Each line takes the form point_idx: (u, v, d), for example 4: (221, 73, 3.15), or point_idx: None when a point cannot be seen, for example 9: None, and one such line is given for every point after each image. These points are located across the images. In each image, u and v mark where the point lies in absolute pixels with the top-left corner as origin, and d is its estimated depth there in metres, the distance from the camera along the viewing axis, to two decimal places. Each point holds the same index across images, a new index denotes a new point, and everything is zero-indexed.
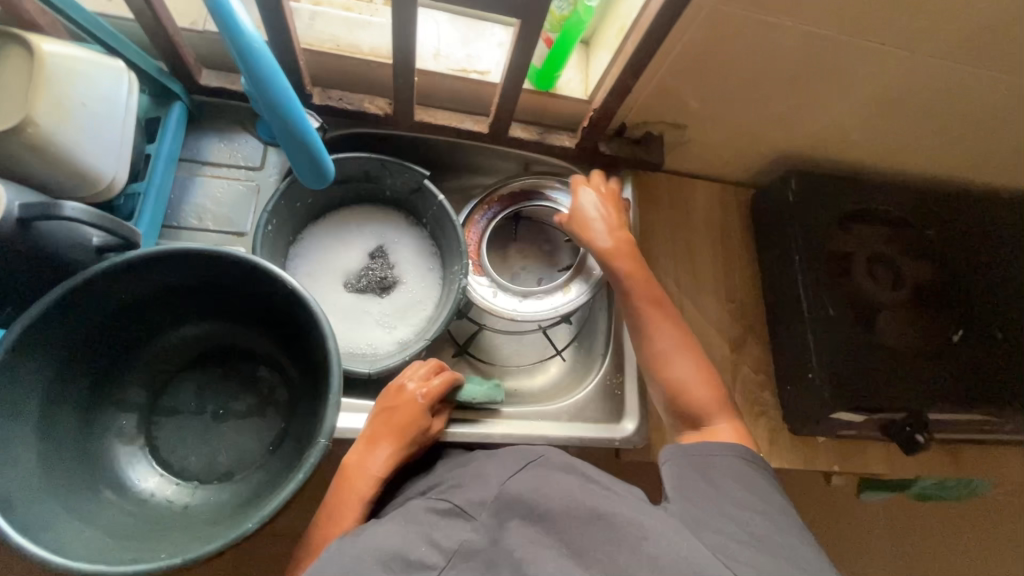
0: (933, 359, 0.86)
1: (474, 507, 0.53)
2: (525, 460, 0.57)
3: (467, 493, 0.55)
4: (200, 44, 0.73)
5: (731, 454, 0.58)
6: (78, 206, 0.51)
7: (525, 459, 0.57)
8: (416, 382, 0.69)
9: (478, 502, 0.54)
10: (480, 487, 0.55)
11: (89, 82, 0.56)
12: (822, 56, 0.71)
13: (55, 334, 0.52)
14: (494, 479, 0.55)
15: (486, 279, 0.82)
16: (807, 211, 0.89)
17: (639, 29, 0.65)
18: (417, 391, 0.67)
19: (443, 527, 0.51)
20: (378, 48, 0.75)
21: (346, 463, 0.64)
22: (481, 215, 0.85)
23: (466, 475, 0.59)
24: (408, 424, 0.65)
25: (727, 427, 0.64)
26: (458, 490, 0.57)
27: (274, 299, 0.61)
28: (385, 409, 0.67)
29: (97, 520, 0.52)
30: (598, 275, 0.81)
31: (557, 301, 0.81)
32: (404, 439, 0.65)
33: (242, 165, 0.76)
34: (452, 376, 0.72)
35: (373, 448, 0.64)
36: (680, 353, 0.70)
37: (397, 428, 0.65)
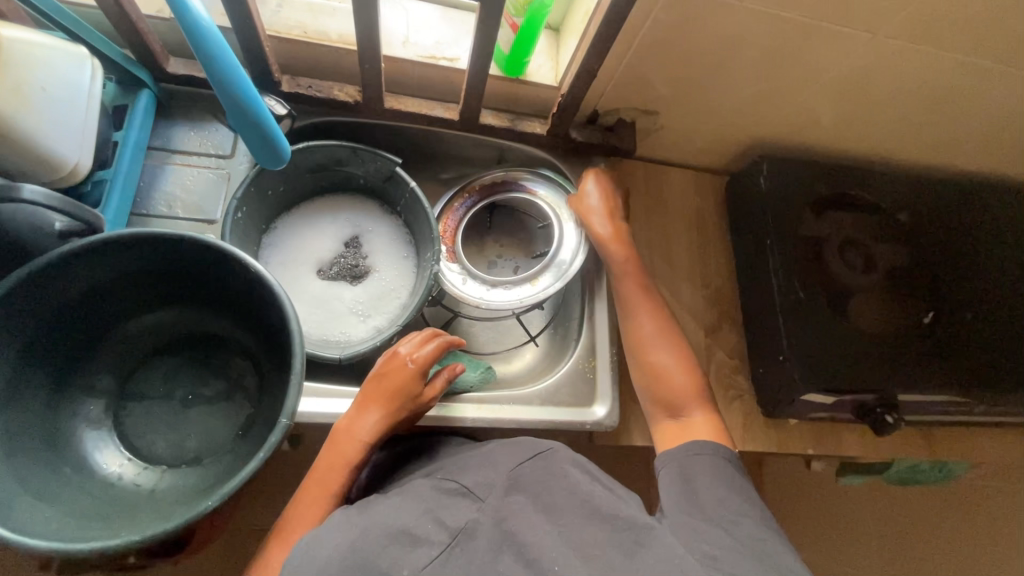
0: (905, 342, 0.86)
1: (481, 489, 0.54)
2: (536, 450, 0.57)
3: (474, 474, 0.55)
4: (167, 31, 0.74)
5: (713, 451, 0.59)
6: (37, 189, 0.51)
7: (534, 448, 0.58)
8: (408, 348, 0.68)
9: (485, 484, 0.54)
10: (487, 470, 0.55)
11: (48, 68, 0.57)
12: (787, 40, 0.72)
13: (15, 316, 0.52)
14: (502, 463, 0.56)
15: (457, 266, 0.82)
16: (779, 196, 0.90)
17: (601, 13, 0.66)
18: (407, 356, 0.67)
19: (449, 509, 0.52)
20: (346, 35, 0.76)
21: (335, 429, 0.64)
22: (461, 203, 0.86)
23: (473, 456, 0.59)
24: (398, 389, 0.65)
25: (705, 421, 0.65)
26: (463, 469, 0.57)
27: (239, 284, 0.61)
28: (377, 375, 0.66)
29: (61, 500, 0.53)
30: (567, 273, 0.80)
31: (523, 292, 0.80)
32: (395, 404, 0.64)
33: (212, 153, 0.76)
34: (445, 342, 0.70)
35: (362, 414, 0.64)
36: (658, 344, 0.71)
37: (387, 394, 0.64)
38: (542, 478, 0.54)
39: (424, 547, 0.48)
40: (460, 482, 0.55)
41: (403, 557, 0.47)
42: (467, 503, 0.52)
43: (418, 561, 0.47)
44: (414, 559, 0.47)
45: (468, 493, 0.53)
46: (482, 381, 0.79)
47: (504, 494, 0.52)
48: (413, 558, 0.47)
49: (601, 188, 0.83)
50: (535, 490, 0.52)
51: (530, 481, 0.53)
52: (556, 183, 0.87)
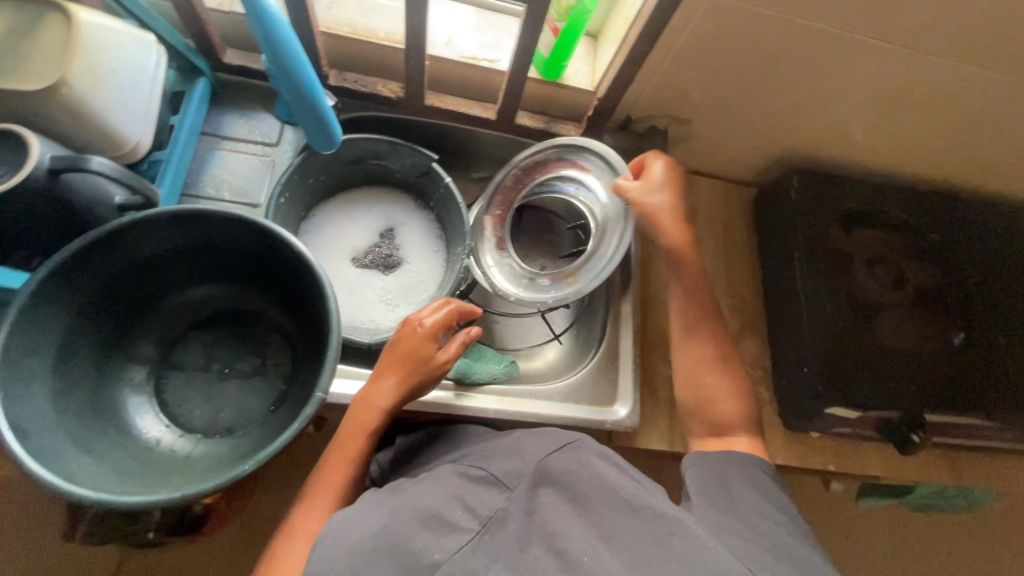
0: (933, 362, 0.85)
1: (509, 479, 0.53)
2: (563, 440, 0.56)
3: (501, 463, 0.54)
4: (226, 24, 0.78)
5: (749, 463, 0.58)
6: (104, 162, 0.54)
7: (560, 439, 0.56)
8: (420, 313, 0.67)
9: (514, 474, 0.53)
10: (514, 459, 0.54)
11: (121, 52, 0.61)
12: (826, 52, 0.73)
13: (75, 281, 0.54)
14: (529, 453, 0.54)
15: (505, 258, 0.83)
16: (809, 209, 0.90)
17: (642, 19, 0.67)
18: (417, 321, 0.66)
19: (478, 497, 0.52)
20: (394, 34, 0.79)
21: (355, 397, 0.65)
22: (506, 191, 0.84)
23: (500, 444, 0.58)
24: (409, 353, 0.64)
25: (745, 440, 0.65)
26: (491, 457, 0.56)
27: (281, 263, 0.63)
28: (391, 342, 0.66)
29: (104, 457, 0.55)
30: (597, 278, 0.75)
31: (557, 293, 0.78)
32: (407, 368, 0.63)
33: (259, 141, 0.80)
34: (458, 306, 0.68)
35: (378, 380, 0.64)
36: (702, 361, 0.71)
37: (400, 359, 0.64)
38: (569, 469, 0.52)
39: (455, 533, 0.48)
40: (489, 471, 0.54)
41: (433, 542, 0.48)
42: (496, 492, 0.52)
43: (448, 546, 0.47)
44: (444, 544, 0.48)
45: (497, 482, 0.53)
46: (504, 374, 0.80)
47: (533, 485, 0.51)
48: (443, 543, 0.48)
49: (665, 176, 0.75)
50: (563, 481, 0.51)
51: (555, 469, 0.52)
52: None
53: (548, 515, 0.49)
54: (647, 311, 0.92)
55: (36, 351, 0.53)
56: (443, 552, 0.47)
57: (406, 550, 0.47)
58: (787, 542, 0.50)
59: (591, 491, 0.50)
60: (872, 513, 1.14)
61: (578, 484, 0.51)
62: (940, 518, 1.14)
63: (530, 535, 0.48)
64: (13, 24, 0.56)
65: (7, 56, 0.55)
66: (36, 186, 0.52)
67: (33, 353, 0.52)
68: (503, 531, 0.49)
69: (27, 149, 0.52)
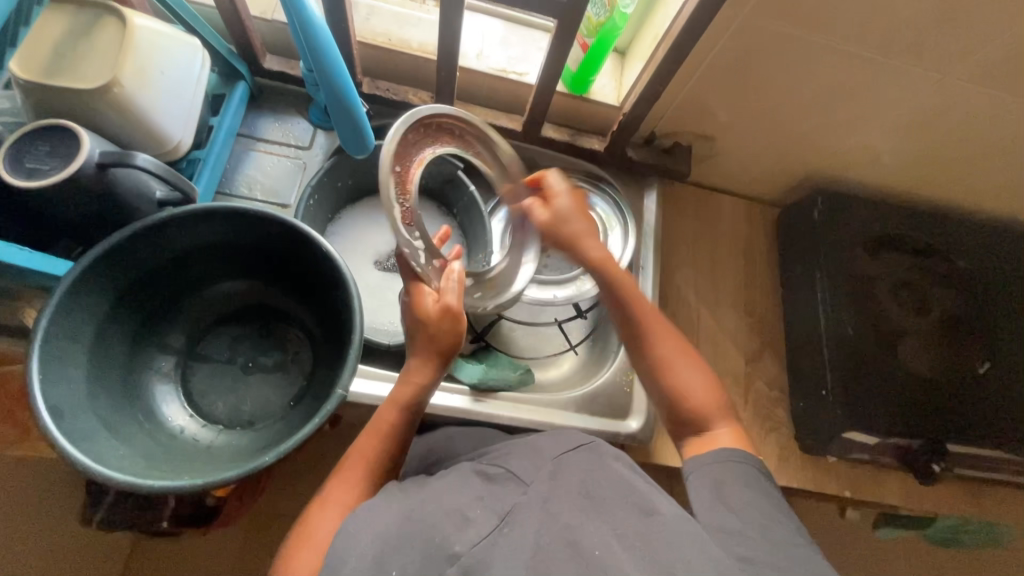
0: (956, 391, 0.83)
1: (527, 473, 0.54)
2: (580, 441, 0.59)
3: (517, 461, 0.56)
4: (268, 31, 0.81)
5: (740, 460, 0.57)
6: (148, 159, 0.57)
7: (576, 440, 0.59)
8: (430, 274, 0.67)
9: (531, 470, 0.55)
10: (532, 457, 0.57)
11: (168, 54, 0.64)
12: (853, 74, 0.73)
13: (113, 269, 0.56)
14: (545, 452, 0.57)
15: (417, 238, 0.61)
16: (832, 231, 0.89)
17: (671, 37, 0.68)
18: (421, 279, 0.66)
19: (496, 491, 0.53)
20: (426, 45, 0.81)
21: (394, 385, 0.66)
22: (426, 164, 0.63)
23: (517, 443, 0.60)
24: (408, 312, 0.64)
25: (727, 433, 0.61)
26: (508, 456, 0.58)
27: (308, 261, 0.65)
28: None
29: (131, 442, 0.57)
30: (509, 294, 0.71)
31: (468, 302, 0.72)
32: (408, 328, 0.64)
33: (292, 144, 0.83)
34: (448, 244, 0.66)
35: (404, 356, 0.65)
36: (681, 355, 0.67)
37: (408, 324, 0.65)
38: (584, 468, 0.55)
39: (475, 526, 0.48)
40: (505, 468, 0.56)
41: (453, 535, 0.48)
42: (513, 487, 0.53)
43: (469, 538, 0.47)
44: (464, 536, 0.48)
45: (513, 476, 0.54)
46: (519, 382, 0.81)
47: (551, 480, 0.53)
48: (463, 535, 0.48)
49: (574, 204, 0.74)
50: (579, 477, 0.54)
51: (570, 468, 0.55)
52: (612, 198, 0.89)
53: (564, 510, 0.50)
54: None
55: (74, 336, 0.55)
56: (463, 544, 0.47)
57: (427, 541, 0.47)
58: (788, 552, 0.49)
59: (604, 486, 0.53)
60: (890, 544, 1.11)
61: (591, 484, 0.53)
62: (961, 554, 1.11)
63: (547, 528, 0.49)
64: (73, 26, 0.60)
65: (65, 55, 0.58)
66: (86, 179, 0.55)
67: (70, 338, 0.54)
68: (521, 525, 0.49)
69: (78, 142, 0.55)
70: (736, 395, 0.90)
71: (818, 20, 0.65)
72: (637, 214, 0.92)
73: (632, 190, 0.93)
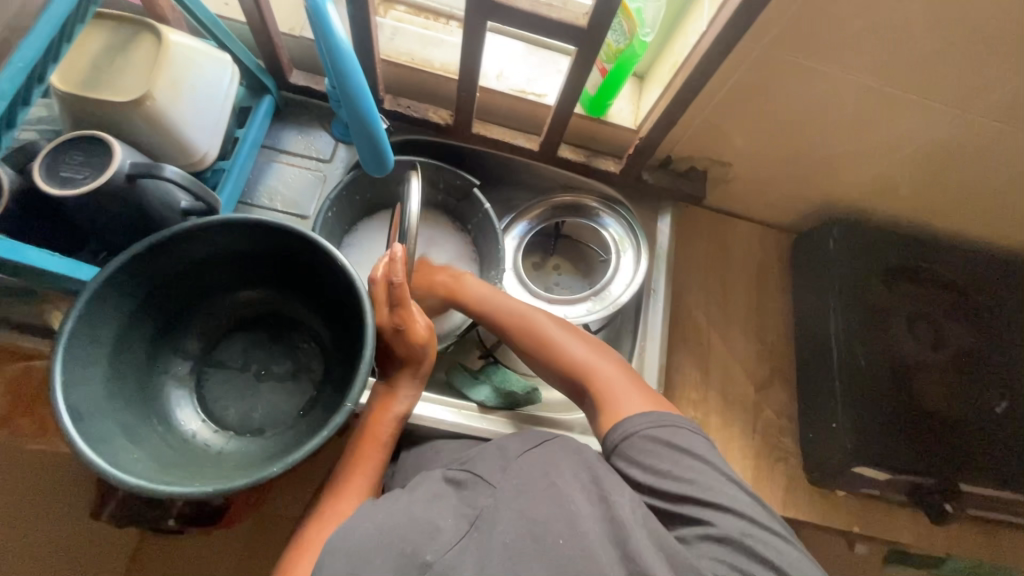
0: (970, 428, 0.82)
1: (492, 476, 0.57)
2: (540, 438, 0.60)
3: (483, 464, 0.58)
4: (295, 47, 0.83)
5: (655, 425, 0.58)
6: (176, 171, 0.59)
7: (540, 437, 0.60)
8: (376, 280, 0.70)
9: (496, 471, 0.57)
10: (496, 459, 0.59)
11: (201, 70, 0.66)
12: (870, 107, 0.73)
13: (136, 275, 0.58)
14: (509, 452, 0.59)
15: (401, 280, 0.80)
16: (848, 261, 0.88)
17: (690, 65, 0.69)
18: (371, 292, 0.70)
19: (466, 497, 0.55)
20: (448, 64, 0.83)
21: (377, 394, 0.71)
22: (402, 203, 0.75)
23: (484, 447, 0.62)
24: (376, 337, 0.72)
25: (611, 365, 0.66)
26: (475, 461, 0.60)
27: (325, 274, 0.66)
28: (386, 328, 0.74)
29: (145, 444, 0.58)
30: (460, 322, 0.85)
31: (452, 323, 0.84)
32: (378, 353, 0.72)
33: (314, 157, 0.85)
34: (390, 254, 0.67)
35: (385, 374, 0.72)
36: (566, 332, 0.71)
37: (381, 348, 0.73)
38: (547, 465, 0.56)
39: (444, 532, 0.51)
40: (471, 472, 0.58)
41: (424, 543, 0.50)
42: (480, 490, 0.55)
43: (440, 545, 0.50)
44: (434, 543, 0.50)
45: (480, 479, 0.56)
46: (525, 400, 0.81)
47: (513, 479, 0.55)
48: (433, 543, 0.50)
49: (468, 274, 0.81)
50: (539, 475, 0.55)
51: (532, 467, 0.56)
52: (626, 220, 0.89)
53: (529, 506, 0.51)
54: (673, 350, 0.92)
55: (96, 340, 0.56)
56: (433, 551, 0.49)
57: (399, 549, 0.49)
58: (729, 524, 0.51)
59: (568, 481, 0.54)
60: None
61: (555, 477, 0.54)
62: None
63: (512, 522, 0.50)
64: (111, 41, 0.62)
65: (103, 69, 0.61)
66: (115, 189, 0.57)
67: (92, 341, 0.56)
68: (487, 526, 0.51)
69: (111, 153, 0.58)
70: (744, 422, 0.90)
71: (835, 52, 0.66)
72: (649, 237, 0.92)
73: (646, 213, 0.93)
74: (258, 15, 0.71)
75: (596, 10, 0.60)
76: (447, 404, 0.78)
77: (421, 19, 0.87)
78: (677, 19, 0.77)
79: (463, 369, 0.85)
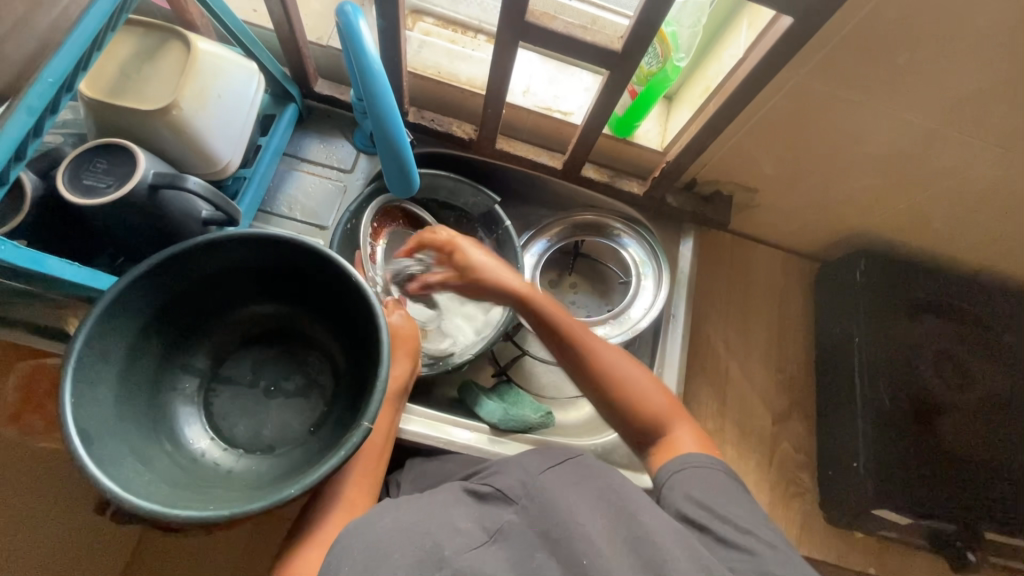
0: (997, 475, 0.79)
1: (514, 491, 0.55)
2: (563, 456, 0.58)
3: (505, 479, 0.57)
4: (322, 56, 0.83)
5: (717, 470, 0.56)
6: (199, 181, 0.58)
7: (563, 454, 0.59)
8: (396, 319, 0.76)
9: (518, 486, 0.55)
10: (517, 474, 0.57)
11: (229, 79, 0.66)
12: (908, 141, 0.70)
13: (152, 287, 0.57)
14: (531, 467, 0.57)
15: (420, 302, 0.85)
16: (875, 294, 0.85)
17: (723, 92, 0.68)
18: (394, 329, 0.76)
19: (487, 512, 0.54)
20: (474, 79, 0.82)
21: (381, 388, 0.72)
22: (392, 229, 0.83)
23: (508, 460, 0.60)
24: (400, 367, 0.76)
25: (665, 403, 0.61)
26: (497, 475, 0.59)
27: (340, 291, 0.65)
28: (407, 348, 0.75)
29: (154, 465, 0.57)
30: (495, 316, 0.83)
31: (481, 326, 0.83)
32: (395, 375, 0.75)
33: (335, 167, 0.84)
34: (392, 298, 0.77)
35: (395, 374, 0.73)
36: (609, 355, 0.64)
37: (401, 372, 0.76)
38: (570, 483, 0.54)
39: (464, 534, 0.50)
40: (494, 487, 0.56)
41: (444, 539, 0.49)
42: (502, 506, 0.54)
43: (459, 544, 0.49)
44: (454, 541, 0.49)
45: (502, 495, 0.55)
46: (540, 424, 0.80)
47: (536, 494, 0.53)
48: (454, 541, 0.49)
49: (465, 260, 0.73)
50: (563, 489, 0.53)
51: (556, 482, 0.54)
52: (648, 243, 0.88)
53: (549, 523, 0.50)
54: (690, 377, 0.91)
55: (106, 358, 0.55)
56: (453, 548, 0.49)
57: (418, 544, 0.48)
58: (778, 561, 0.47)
59: (592, 498, 0.52)
60: None
61: (578, 495, 0.52)
62: None
63: (533, 546, 0.50)
64: (140, 48, 0.62)
65: (130, 76, 0.61)
66: (137, 200, 0.56)
67: (102, 359, 0.55)
68: (507, 541, 0.50)
69: (135, 162, 0.57)
70: (760, 455, 0.88)
71: (873, 85, 0.64)
72: (671, 261, 0.91)
73: (668, 235, 0.92)
74: (287, 25, 0.70)
75: (632, 33, 0.58)
76: (460, 426, 0.78)
77: (449, 31, 0.86)
78: (710, 43, 0.76)
79: (476, 388, 0.83)
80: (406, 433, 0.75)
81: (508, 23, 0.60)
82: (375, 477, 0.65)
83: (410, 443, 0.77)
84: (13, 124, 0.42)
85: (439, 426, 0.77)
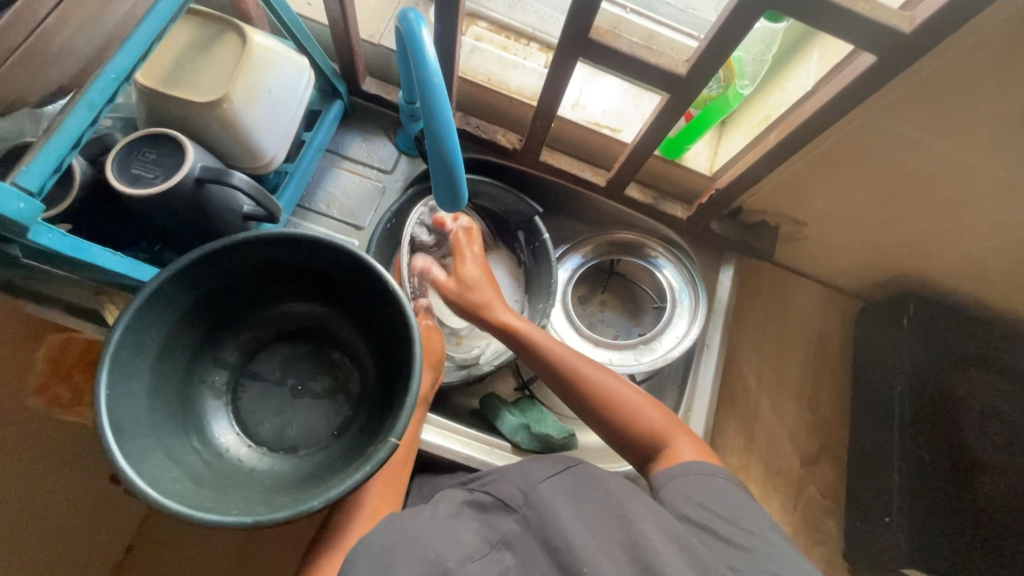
0: None
1: (516, 501, 0.54)
2: (563, 464, 0.57)
3: (506, 488, 0.56)
4: (372, 54, 0.82)
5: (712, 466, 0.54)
6: (244, 177, 0.58)
7: (564, 462, 0.57)
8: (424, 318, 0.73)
9: (520, 496, 0.54)
10: (518, 482, 0.56)
11: (280, 74, 0.65)
12: (976, 191, 0.66)
13: (189, 279, 0.56)
14: (532, 476, 0.56)
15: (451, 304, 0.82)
16: (922, 341, 0.81)
17: (785, 124, 0.65)
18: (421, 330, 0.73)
19: (490, 521, 0.53)
20: (524, 89, 0.81)
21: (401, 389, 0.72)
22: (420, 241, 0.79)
23: (508, 467, 0.59)
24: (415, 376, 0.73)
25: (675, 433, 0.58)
26: (497, 483, 0.58)
27: (377, 296, 0.62)
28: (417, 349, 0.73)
29: (179, 460, 0.57)
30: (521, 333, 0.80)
31: None
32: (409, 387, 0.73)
33: (375, 166, 0.83)
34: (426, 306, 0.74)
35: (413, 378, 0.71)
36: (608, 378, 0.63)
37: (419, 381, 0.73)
38: (567, 492, 0.52)
39: (466, 544, 0.49)
40: (495, 497, 0.56)
41: (447, 549, 0.48)
42: (505, 516, 0.53)
43: (462, 554, 0.48)
44: (456, 551, 0.48)
45: (504, 505, 0.54)
46: (562, 445, 0.77)
47: (535, 504, 0.52)
48: (456, 551, 0.48)
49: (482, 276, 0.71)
50: (561, 501, 0.51)
51: (553, 492, 0.52)
52: (686, 268, 0.85)
53: (550, 532, 0.48)
54: (719, 409, 0.90)
55: (141, 349, 0.55)
56: (456, 559, 0.47)
57: (422, 557, 0.47)
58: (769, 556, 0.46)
59: (591, 513, 0.49)
60: None
61: (575, 502, 0.50)
62: None
63: (535, 555, 0.48)
64: (197, 39, 0.62)
65: (185, 66, 0.60)
66: (184, 193, 0.56)
67: (137, 352, 0.54)
68: (513, 554, 0.49)
69: (182, 154, 0.56)
70: (786, 496, 0.87)
71: (947, 129, 0.60)
72: (708, 289, 0.88)
73: (707, 263, 0.89)
74: (343, 22, 0.69)
75: (698, 58, 0.56)
76: (480, 441, 0.76)
77: (503, 38, 0.85)
78: (774, 71, 0.73)
79: (498, 402, 0.80)
80: (423, 444, 0.74)
81: (570, 37, 0.58)
82: (399, 483, 0.64)
83: (428, 455, 0.75)
84: (75, 117, 0.44)
85: (459, 439, 0.75)
